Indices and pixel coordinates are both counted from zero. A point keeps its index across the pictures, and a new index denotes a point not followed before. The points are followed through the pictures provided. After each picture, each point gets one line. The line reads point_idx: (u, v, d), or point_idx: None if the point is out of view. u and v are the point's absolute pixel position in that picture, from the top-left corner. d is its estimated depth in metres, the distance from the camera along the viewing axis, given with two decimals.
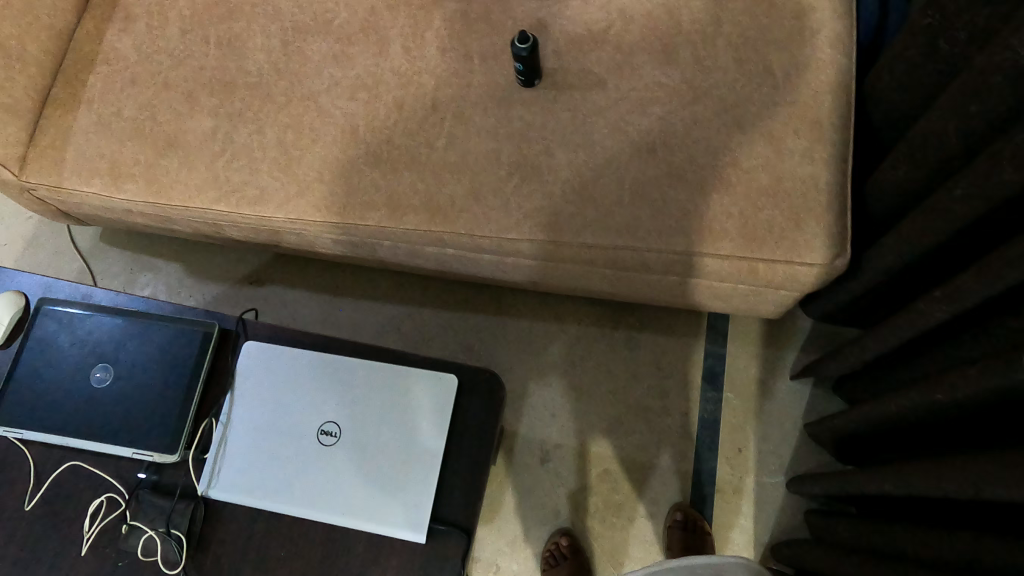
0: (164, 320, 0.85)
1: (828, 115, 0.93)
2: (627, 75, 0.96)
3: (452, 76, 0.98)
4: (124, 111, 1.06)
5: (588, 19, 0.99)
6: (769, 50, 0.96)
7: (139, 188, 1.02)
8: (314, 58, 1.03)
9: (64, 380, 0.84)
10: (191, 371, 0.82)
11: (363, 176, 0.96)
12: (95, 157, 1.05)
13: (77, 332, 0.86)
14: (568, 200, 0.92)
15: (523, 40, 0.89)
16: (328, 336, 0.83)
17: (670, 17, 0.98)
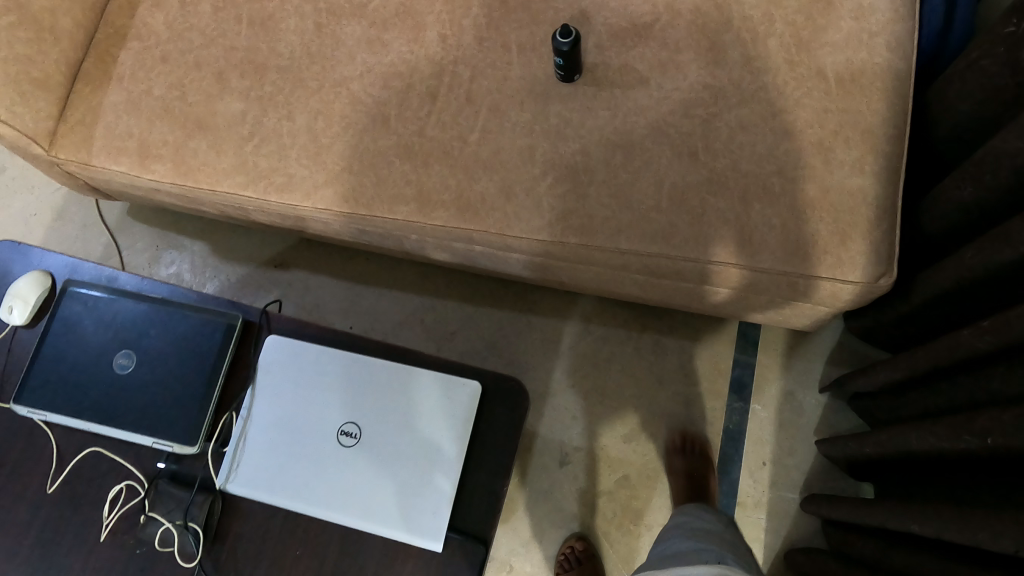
0: (188, 308, 0.85)
1: (881, 125, 0.89)
2: (671, 74, 0.92)
3: (489, 67, 0.95)
4: (154, 90, 1.05)
5: (634, 12, 0.95)
6: (822, 53, 0.92)
7: (167, 169, 1.01)
8: (348, 42, 1.00)
9: (88, 365, 0.84)
10: (212, 363, 0.82)
11: (393, 168, 0.93)
12: (125, 136, 1.04)
13: (102, 317, 0.85)
14: (604, 203, 0.89)
15: (564, 34, 0.85)
16: (353, 334, 0.82)
17: (720, 14, 0.94)
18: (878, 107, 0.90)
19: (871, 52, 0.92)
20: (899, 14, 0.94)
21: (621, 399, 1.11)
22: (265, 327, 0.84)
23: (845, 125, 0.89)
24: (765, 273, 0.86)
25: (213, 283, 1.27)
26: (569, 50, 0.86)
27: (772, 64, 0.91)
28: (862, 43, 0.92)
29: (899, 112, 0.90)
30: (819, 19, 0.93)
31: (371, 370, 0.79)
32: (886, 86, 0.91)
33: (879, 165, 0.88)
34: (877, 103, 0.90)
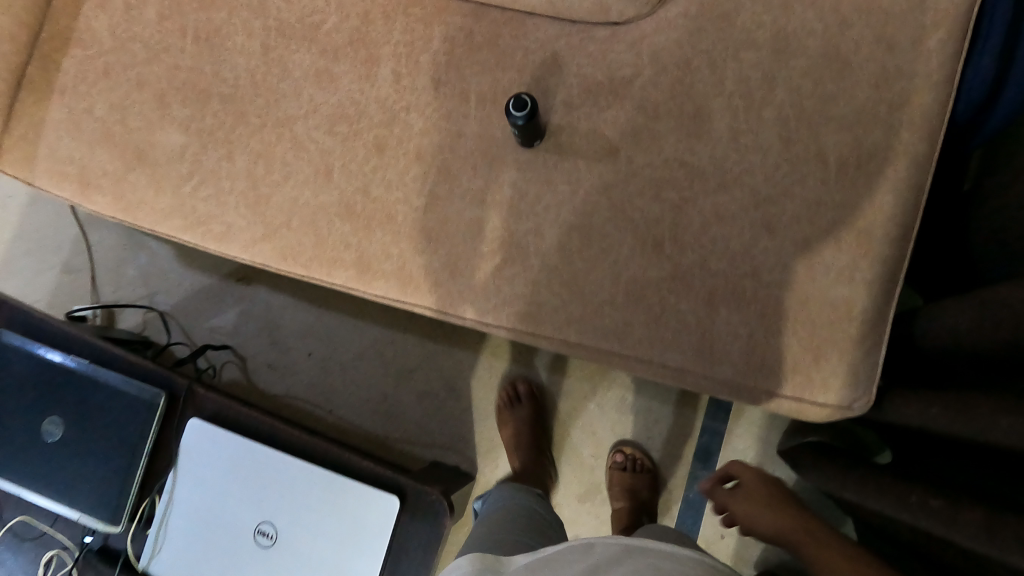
0: (113, 378, 0.81)
1: (884, 225, 0.76)
2: (645, 146, 0.81)
3: (442, 118, 0.84)
4: (95, 109, 0.97)
5: (615, 61, 0.83)
6: (826, 130, 0.78)
7: (108, 203, 0.97)
8: (296, 72, 0.90)
9: (18, 425, 0.82)
10: (134, 445, 0.80)
11: (333, 229, 0.86)
12: (65, 160, 0.98)
13: (31, 377, 0.82)
14: (554, 292, 0.80)
15: (519, 107, 0.74)
16: (274, 423, 0.80)
17: (714, 71, 0.81)
18: (883, 201, 0.77)
19: (887, 132, 0.77)
20: (933, 81, 0.77)
21: (580, 454, 1.08)
22: (189, 402, 0.82)
23: (840, 221, 0.77)
24: (727, 386, 0.78)
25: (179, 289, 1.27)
26: (525, 123, 0.76)
27: (765, 138, 0.79)
28: (877, 119, 0.78)
29: (910, 209, 0.77)
30: (827, 86, 0.79)
31: (289, 466, 0.78)
32: (899, 175, 0.77)
33: (871, 273, 0.76)
34: (883, 195, 0.77)
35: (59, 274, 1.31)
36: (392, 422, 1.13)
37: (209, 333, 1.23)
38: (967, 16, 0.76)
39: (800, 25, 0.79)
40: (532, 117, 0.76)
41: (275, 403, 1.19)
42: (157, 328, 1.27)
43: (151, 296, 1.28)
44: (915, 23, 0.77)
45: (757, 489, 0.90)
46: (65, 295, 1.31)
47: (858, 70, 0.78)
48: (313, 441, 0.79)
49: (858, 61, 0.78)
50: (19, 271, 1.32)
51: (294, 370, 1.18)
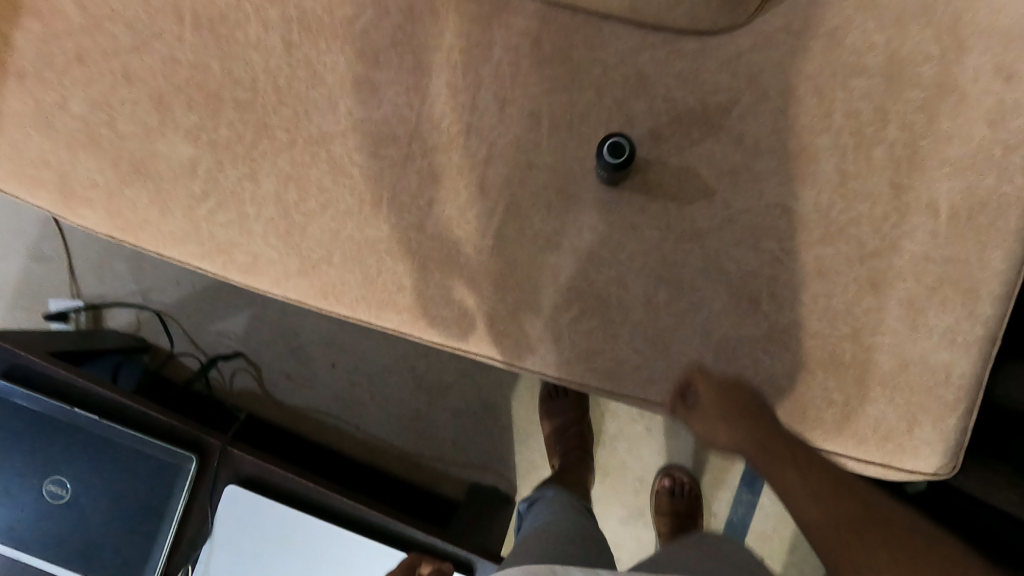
0: (135, 440, 0.74)
1: (991, 282, 0.72)
2: (743, 187, 0.73)
3: (510, 146, 0.74)
4: (72, 104, 0.79)
5: (710, 85, 0.74)
6: (939, 177, 0.72)
7: (101, 218, 0.81)
8: (328, 77, 0.76)
9: (19, 485, 0.75)
10: (161, 515, 0.75)
11: (384, 269, 0.76)
12: (39, 163, 0.81)
13: (34, 437, 0.75)
14: (637, 349, 0.75)
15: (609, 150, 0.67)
16: (327, 493, 0.74)
17: (821, 101, 0.73)
18: (992, 260, 0.71)
19: (1000, 177, 0.71)
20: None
21: (624, 481, 1.08)
22: (225, 461, 0.75)
23: (946, 278, 0.72)
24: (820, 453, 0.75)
25: (176, 286, 1.16)
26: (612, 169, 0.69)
27: (873, 184, 0.73)
28: (991, 161, 0.71)
29: (1018, 265, 0.72)
30: (942, 122, 0.71)
31: (346, 541, 0.74)
32: (1012, 228, 0.71)
33: (974, 335, 0.72)
34: (991, 252, 0.71)
35: (27, 263, 1.18)
36: (424, 440, 1.09)
37: (214, 337, 1.13)
38: None
39: (917, 50, 0.71)
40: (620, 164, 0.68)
41: (291, 415, 1.11)
42: (153, 329, 1.16)
43: (144, 293, 1.16)
44: None
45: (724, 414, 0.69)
46: (36, 285, 1.19)
47: (975, 105, 0.71)
48: (372, 511, 0.74)
49: (976, 93, 0.70)
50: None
51: (315, 382, 1.10)
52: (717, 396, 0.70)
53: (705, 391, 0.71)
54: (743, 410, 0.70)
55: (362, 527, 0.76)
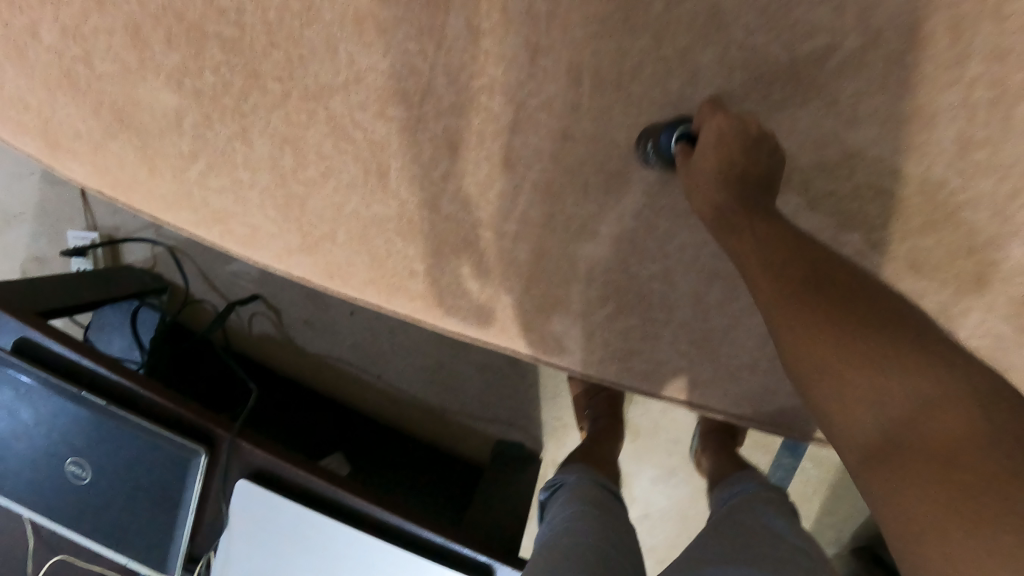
0: (142, 430, 0.74)
1: None
2: (831, 167, 0.61)
3: (545, 107, 0.61)
4: (35, 36, 0.67)
5: (807, 23, 0.56)
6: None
7: (89, 172, 0.72)
8: (323, 11, 0.61)
9: (44, 465, 0.78)
10: (176, 502, 0.76)
11: (395, 249, 0.66)
12: (11, 102, 0.70)
13: (52, 421, 0.76)
14: (682, 350, 0.65)
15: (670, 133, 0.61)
16: (338, 492, 0.73)
17: (960, 46, 0.54)
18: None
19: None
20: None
21: (655, 443, 1.03)
22: (236, 452, 0.75)
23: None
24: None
25: None
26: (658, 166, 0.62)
27: (1008, 157, 0.57)
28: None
29: None
30: None
31: (358, 544, 0.72)
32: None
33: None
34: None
35: (42, 186, 1.14)
36: (449, 393, 1.04)
37: (231, 277, 1.11)
38: None
39: None
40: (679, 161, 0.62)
41: (314, 362, 1.09)
42: (170, 266, 1.14)
43: (157, 228, 1.12)
44: None
45: (723, 166, 0.55)
46: (53, 212, 1.15)
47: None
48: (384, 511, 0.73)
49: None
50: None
51: (335, 330, 1.06)
52: (720, 146, 0.55)
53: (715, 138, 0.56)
54: (744, 164, 0.55)
55: (375, 526, 0.74)
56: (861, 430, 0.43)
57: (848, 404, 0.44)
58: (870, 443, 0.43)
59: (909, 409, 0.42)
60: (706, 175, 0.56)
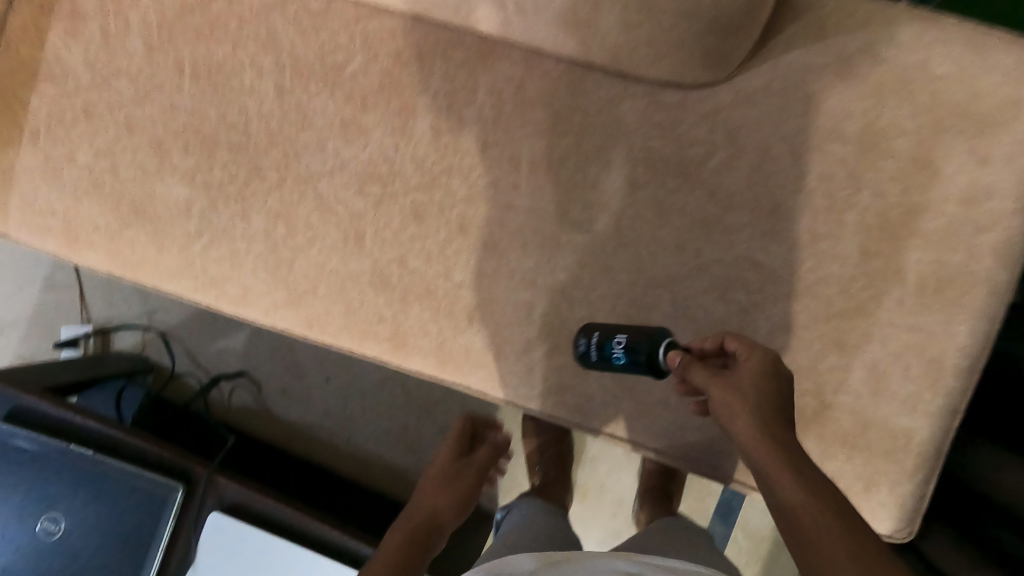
0: (128, 473, 0.81)
1: (954, 354, 0.73)
2: (715, 239, 0.74)
3: (491, 185, 0.77)
4: (77, 155, 0.84)
5: (686, 138, 0.74)
6: (907, 247, 0.73)
7: (101, 258, 0.86)
8: (317, 119, 0.79)
9: (13, 524, 0.80)
10: (148, 543, 0.81)
11: (367, 301, 0.80)
12: (43, 211, 0.85)
13: (34, 475, 0.81)
14: (605, 387, 0.77)
15: (625, 357, 0.68)
16: (301, 520, 0.81)
17: (794, 159, 0.73)
18: (956, 331, 0.73)
19: (969, 255, 0.73)
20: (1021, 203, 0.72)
21: (601, 503, 1.10)
22: (209, 489, 0.83)
23: (911, 345, 0.74)
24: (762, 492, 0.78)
25: (180, 306, 1.21)
26: (589, 331, 0.72)
27: (845, 247, 0.73)
28: (959, 237, 0.73)
29: (980, 341, 0.73)
30: (915, 195, 0.73)
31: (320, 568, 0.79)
32: (976, 303, 0.72)
33: (935, 406, 0.74)
34: (957, 324, 0.73)
35: (43, 290, 1.24)
36: (413, 455, 1.13)
37: (215, 355, 1.20)
38: None
39: (892, 121, 0.73)
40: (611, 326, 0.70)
41: (287, 431, 1.17)
42: (157, 349, 1.22)
43: (149, 314, 1.22)
44: (1013, 138, 0.72)
45: (764, 392, 0.59)
46: (51, 313, 1.24)
47: (947, 181, 0.73)
48: (345, 536, 0.80)
49: (947, 171, 0.72)
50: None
51: (310, 398, 1.17)
52: (762, 377, 0.60)
53: (747, 365, 0.62)
54: (781, 391, 0.60)
55: (335, 551, 0.81)
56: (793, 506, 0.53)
57: (783, 485, 0.54)
58: (794, 513, 0.53)
59: (831, 502, 0.53)
60: (750, 396, 0.59)
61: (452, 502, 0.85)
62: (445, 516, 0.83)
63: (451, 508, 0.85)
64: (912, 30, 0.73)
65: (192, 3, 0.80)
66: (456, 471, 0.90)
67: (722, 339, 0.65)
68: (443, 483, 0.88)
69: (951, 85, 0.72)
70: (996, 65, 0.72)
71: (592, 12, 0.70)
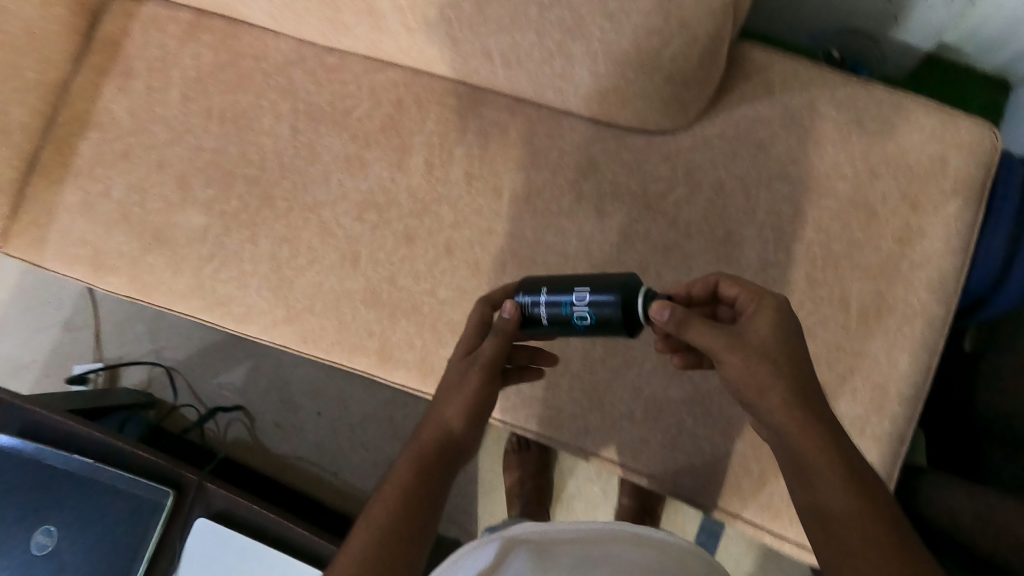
0: (120, 482, 0.84)
1: (899, 381, 0.77)
2: (674, 262, 0.82)
3: (474, 214, 0.85)
4: (112, 191, 0.92)
5: (647, 177, 0.83)
6: (850, 277, 0.79)
7: (122, 284, 0.91)
8: (324, 156, 0.89)
9: (7, 537, 0.83)
10: (134, 551, 0.83)
11: (358, 316, 0.87)
12: (74, 241, 0.92)
13: (30, 487, 0.84)
14: (575, 399, 0.83)
15: (590, 317, 0.59)
16: (282, 526, 0.84)
17: (745, 197, 0.81)
18: (898, 360, 0.77)
19: (906, 288, 0.78)
20: (950, 246, 0.77)
21: None
22: (199, 497, 0.86)
23: (856, 370, 0.78)
24: (724, 513, 0.80)
25: (186, 343, 1.26)
26: (535, 294, 0.62)
27: (790, 276, 0.79)
28: (898, 273, 0.78)
29: (922, 370, 0.77)
30: (853, 232, 0.79)
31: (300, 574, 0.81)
32: (915, 333, 0.77)
33: (882, 430, 0.77)
34: (898, 352, 0.77)
35: (62, 331, 1.28)
36: None
37: (215, 390, 1.23)
38: (984, 189, 0.78)
39: (829, 168, 0.80)
40: (564, 283, 0.61)
41: (278, 464, 1.20)
42: (162, 385, 1.25)
43: (158, 351, 1.26)
44: (937, 188, 0.78)
45: (769, 341, 0.58)
46: (65, 354, 1.27)
47: (882, 222, 0.79)
48: (324, 543, 0.82)
49: (883, 212, 0.79)
50: (16, 328, 1.28)
51: (302, 431, 1.20)
52: (766, 326, 0.59)
53: (747, 311, 0.61)
54: (786, 339, 0.59)
55: (314, 559, 0.83)
56: (829, 510, 0.53)
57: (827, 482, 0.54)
58: (827, 513, 0.54)
59: (876, 512, 0.52)
60: (755, 347, 0.58)
61: (466, 397, 0.65)
62: (462, 418, 0.65)
63: (466, 430, 0.65)
64: (845, 93, 0.80)
65: (225, 60, 0.92)
66: (460, 376, 0.66)
67: (713, 281, 0.65)
68: (449, 396, 0.66)
69: (882, 140, 0.79)
70: (919, 127, 0.79)
71: (565, 66, 0.77)
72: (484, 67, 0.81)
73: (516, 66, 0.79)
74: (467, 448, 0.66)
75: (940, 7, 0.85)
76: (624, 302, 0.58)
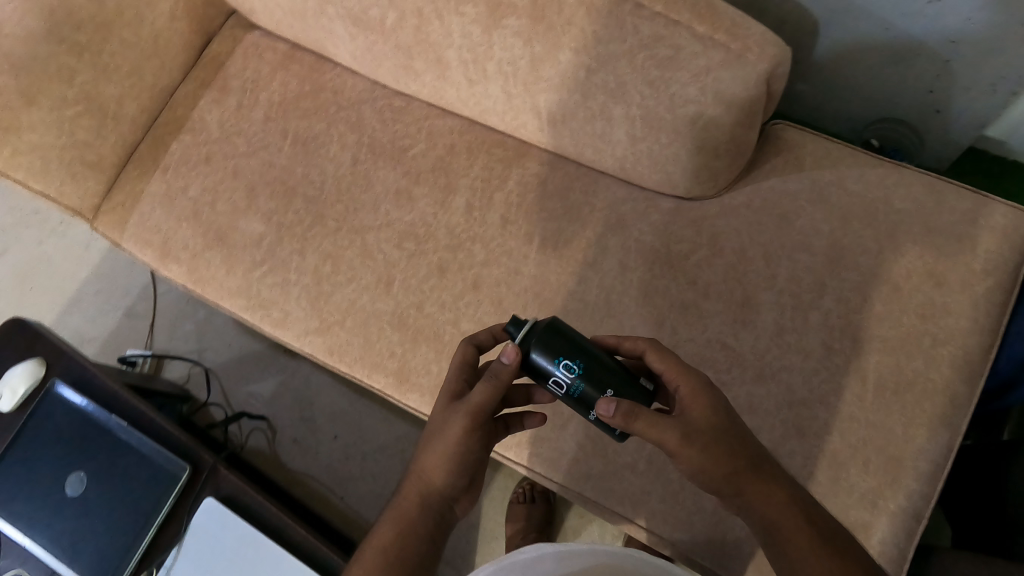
0: (146, 448, 0.87)
1: (915, 456, 0.75)
2: (691, 319, 0.83)
3: (506, 254, 0.90)
4: (189, 189, 1.01)
5: (676, 236, 0.87)
6: (869, 350, 0.78)
7: (181, 273, 0.99)
8: (377, 185, 0.97)
9: (42, 475, 0.87)
10: (147, 514, 0.86)
11: (383, 337, 0.91)
12: (149, 230, 1.01)
13: (70, 432, 0.88)
14: (580, 442, 0.83)
15: (558, 360, 0.59)
16: (283, 522, 0.85)
17: (768, 262, 0.83)
18: (916, 435, 0.75)
19: (927, 363, 0.77)
20: (977, 325, 0.76)
21: None
22: (210, 479, 0.88)
23: (869, 441, 0.76)
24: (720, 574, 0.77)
25: (228, 348, 1.32)
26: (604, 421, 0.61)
27: (808, 342, 0.80)
28: (919, 347, 0.77)
29: (942, 448, 0.75)
30: (874, 305, 0.79)
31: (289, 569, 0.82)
32: (935, 409, 0.75)
33: (895, 505, 0.74)
34: (916, 427, 0.75)
35: (122, 318, 1.36)
36: None
37: (244, 397, 1.28)
38: (1016, 276, 0.77)
39: (856, 241, 0.81)
40: (573, 403, 0.62)
41: (289, 479, 1.22)
42: (199, 383, 1.30)
43: (201, 352, 1.32)
44: (965, 268, 0.78)
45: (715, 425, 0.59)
46: (120, 338, 1.35)
47: (906, 296, 0.78)
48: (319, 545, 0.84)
49: (907, 287, 0.79)
50: (83, 307, 1.37)
51: (317, 451, 1.22)
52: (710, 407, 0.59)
53: (677, 388, 0.61)
54: (728, 419, 0.59)
55: (309, 559, 0.84)
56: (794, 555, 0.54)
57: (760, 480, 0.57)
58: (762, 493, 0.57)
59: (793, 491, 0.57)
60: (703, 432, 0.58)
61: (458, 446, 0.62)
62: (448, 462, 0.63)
63: None
64: (876, 173, 0.83)
65: (307, 91, 1.02)
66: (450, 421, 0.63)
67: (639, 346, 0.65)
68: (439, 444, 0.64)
69: (910, 220, 0.80)
70: (949, 208, 0.80)
71: (605, 126, 0.82)
72: (533, 121, 0.88)
73: (562, 124, 0.85)
74: (457, 497, 0.65)
75: (981, 98, 0.86)
76: (526, 349, 0.60)
